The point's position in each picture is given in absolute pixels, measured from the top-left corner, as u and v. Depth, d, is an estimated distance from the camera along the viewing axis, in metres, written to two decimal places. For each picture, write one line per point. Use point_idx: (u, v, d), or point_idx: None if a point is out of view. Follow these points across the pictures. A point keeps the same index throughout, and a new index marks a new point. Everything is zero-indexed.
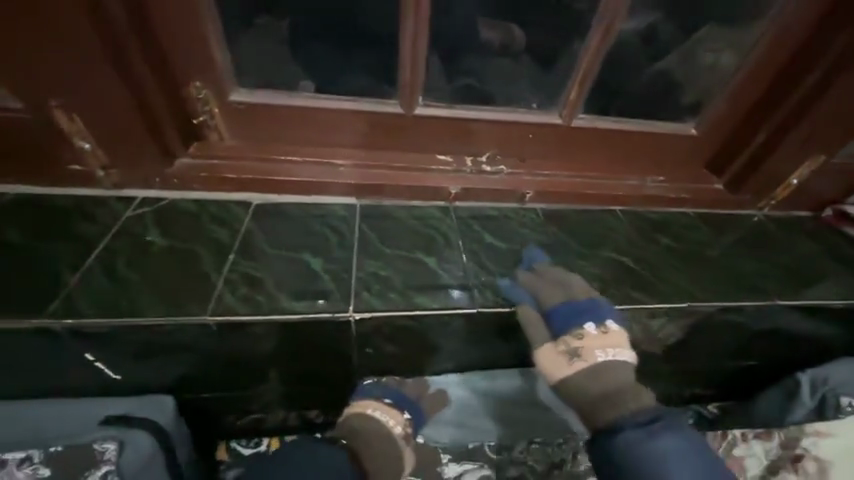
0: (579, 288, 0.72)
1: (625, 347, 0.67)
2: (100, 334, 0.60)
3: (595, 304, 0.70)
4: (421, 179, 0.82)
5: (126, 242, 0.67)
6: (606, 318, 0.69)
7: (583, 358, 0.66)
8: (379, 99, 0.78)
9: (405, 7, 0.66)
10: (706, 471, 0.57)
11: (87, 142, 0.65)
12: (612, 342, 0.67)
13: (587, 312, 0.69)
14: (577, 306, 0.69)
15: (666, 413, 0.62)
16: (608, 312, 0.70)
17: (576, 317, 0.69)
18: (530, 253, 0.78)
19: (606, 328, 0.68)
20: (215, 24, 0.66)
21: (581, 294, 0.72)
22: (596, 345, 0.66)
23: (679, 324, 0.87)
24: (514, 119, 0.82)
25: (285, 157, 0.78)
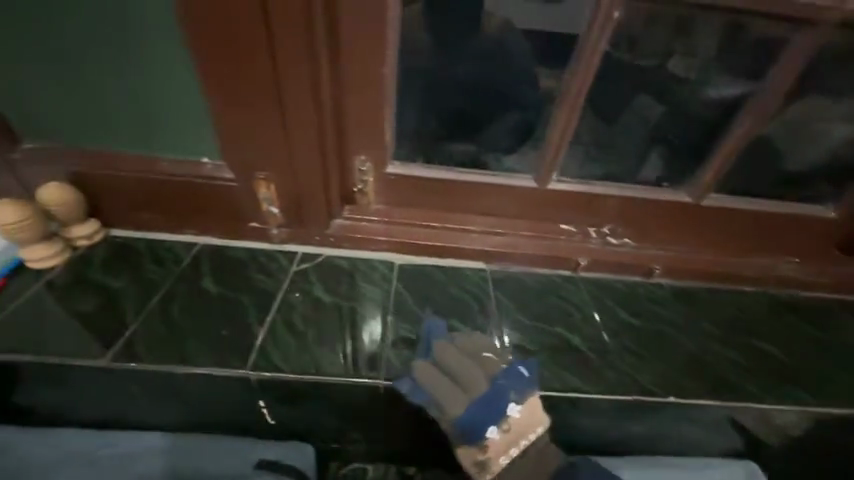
0: (482, 374, 0.61)
1: (538, 426, 0.60)
2: (287, 387, 0.67)
3: (498, 389, 0.59)
4: (550, 249, 0.85)
5: (302, 299, 0.74)
6: (509, 402, 0.59)
7: (496, 461, 0.58)
8: (517, 174, 0.82)
9: (563, 100, 0.72)
10: None
11: (275, 207, 0.75)
12: (521, 432, 0.59)
13: (497, 406, 0.59)
14: (482, 401, 0.59)
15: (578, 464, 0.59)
16: (511, 388, 0.59)
17: (486, 419, 0.58)
18: (429, 328, 0.69)
19: (511, 419, 0.59)
20: (390, 110, 0.72)
21: (480, 382, 0.60)
22: (501, 450, 0.58)
23: (828, 424, 0.80)
24: (644, 197, 0.83)
25: (427, 222, 0.84)
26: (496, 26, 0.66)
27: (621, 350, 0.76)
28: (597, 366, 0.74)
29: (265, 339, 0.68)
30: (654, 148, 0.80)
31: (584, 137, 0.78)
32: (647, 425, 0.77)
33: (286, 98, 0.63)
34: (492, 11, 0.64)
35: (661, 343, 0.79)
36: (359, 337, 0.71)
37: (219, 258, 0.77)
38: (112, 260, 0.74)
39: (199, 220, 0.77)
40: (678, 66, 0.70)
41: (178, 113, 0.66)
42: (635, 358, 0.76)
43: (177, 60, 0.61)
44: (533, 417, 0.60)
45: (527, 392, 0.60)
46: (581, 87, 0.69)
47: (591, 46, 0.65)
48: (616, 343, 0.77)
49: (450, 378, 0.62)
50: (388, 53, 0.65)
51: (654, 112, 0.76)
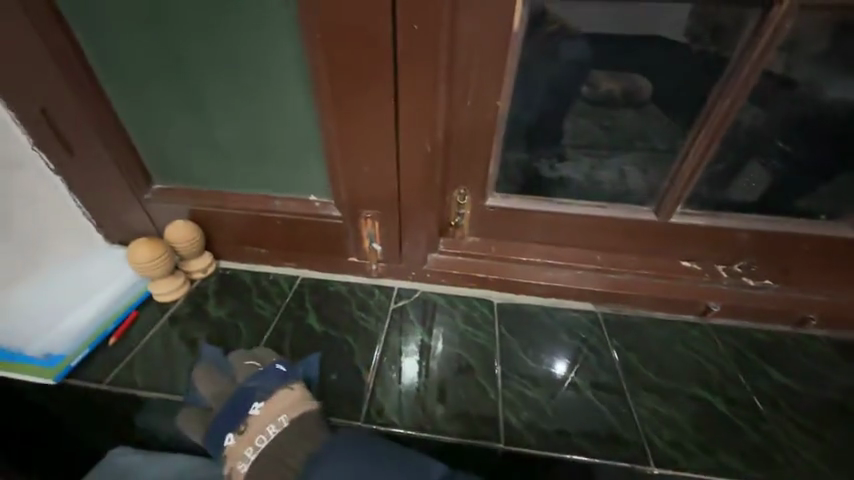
0: (205, 381, 0.63)
1: (290, 413, 0.56)
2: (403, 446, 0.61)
3: (243, 394, 0.59)
4: (672, 291, 0.75)
5: (402, 338, 0.72)
6: (252, 401, 0.57)
7: (238, 467, 0.53)
8: (632, 206, 0.73)
9: (701, 128, 0.63)
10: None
11: (377, 243, 0.74)
12: (262, 426, 0.55)
13: (237, 410, 0.57)
14: (230, 404, 0.58)
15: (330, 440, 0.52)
16: (253, 389, 0.59)
17: (237, 423, 0.56)
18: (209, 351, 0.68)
19: (251, 418, 0.56)
20: (498, 142, 0.68)
21: (227, 389, 0.62)
22: (239, 451, 0.54)
23: None
24: (794, 232, 0.70)
25: (529, 258, 0.77)
26: (555, 29, 0.58)
27: (781, 422, 0.63)
28: (758, 443, 0.61)
29: (373, 389, 0.66)
30: (814, 183, 0.67)
31: (727, 170, 0.67)
32: None
33: (401, 136, 0.62)
34: (556, 14, 0.56)
35: (831, 414, 0.64)
36: (430, 353, 0.70)
37: (321, 293, 0.78)
38: (225, 295, 0.78)
39: (301, 253, 0.79)
40: (813, 82, 0.58)
41: (295, 155, 0.68)
42: (805, 437, 0.62)
43: (301, 105, 0.62)
44: (293, 406, 0.57)
45: (275, 386, 0.59)
46: (728, 111, 0.60)
47: (749, 64, 0.56)
48: (779, 416, 0.64)
49: (210, 393, 0.62)
50: (505, 84, 0.61)
51: (779, 133, 0.63)
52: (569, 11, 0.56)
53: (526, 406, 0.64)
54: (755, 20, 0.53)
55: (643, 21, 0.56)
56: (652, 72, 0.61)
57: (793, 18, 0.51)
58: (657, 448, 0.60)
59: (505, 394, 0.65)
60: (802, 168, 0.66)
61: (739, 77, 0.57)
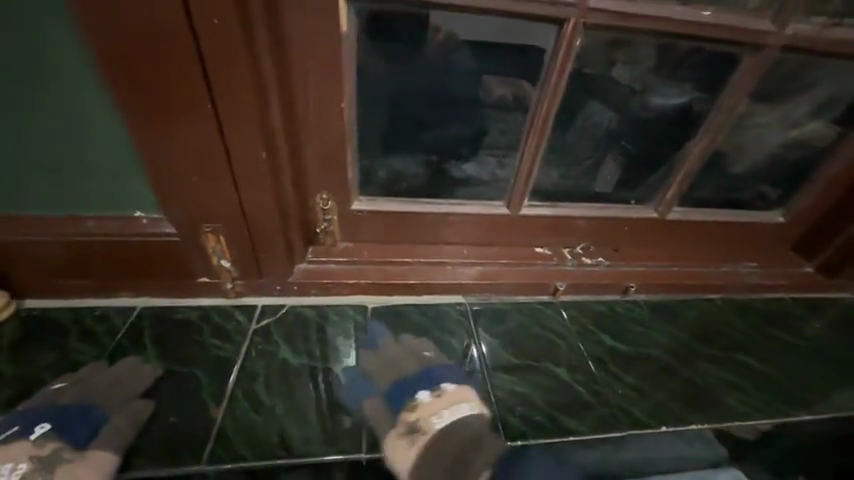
0: (415, 360, 0.70)
1: (468, 403, 0.63)
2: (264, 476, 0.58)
3: (441, 371, 0.68)
4: (528, 277, 0.82)
5: (265, 363, 0.67)
6: (445, 380, 0.66)
7: (409, 419, 0.62)
8: (485, 202, 0.79)
9: (531, 128, 0.70)
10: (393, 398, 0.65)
11: (227, 260, 0.67)
12: (432, 410, 0.62)
13: (432, 376, 0.67)
14: (418, 378, 0.66)
15: (443, 367, 0.68)
16: (448, 374, 0.67)
17: (419, 386, 0.65)
18: (373, 329, 0.73)
19: (443, 392, 0.64)
20: (351, 145, 0.67)
21: (413, 359, 0.70)
22: (414, 413, 0.62)
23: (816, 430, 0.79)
24: (612, 215, 0.83)
25: (400, 258, 0.78)
26: (441, 38, 0.60)
27: (610, 379, 0.74)
28: (590, 401, 0.71)
29: (223, 421, 0.61)
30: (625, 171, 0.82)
31: (548, 168, 0.78)
32: None
33: (232, 142, 0.55)
34: (437, 23, 0.59)
35: (642, 364, 0.78)
36: (327, 356, 0.70)
37: (168, 323, 0.69)
38: (31, 343, 0.65)
39: (136, 280, 0.68)
40: (604, 86, 0.70)
41: (106, 168, 0.57)
42: (627, 389, 0.74)
43: (99, 108, 0.52)
44: (463, 399, 0.63)
45: (458, 376, 0.68)
46: (548, 113, 0.68)
47: (555, 74, 0.64)
48: (605, 373, 0.75)
49: (402, 366, 0.69)
50: (346, 87, 0.60)
51: (587, 128, 0.75)
52: (453, 22, 0.59)
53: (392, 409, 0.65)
54: (554, 35, 0.61)
55: (520, 27, 0.60)
56: (483, 72, 0.66)
57: (580, 35, 0.60)
58: (510, 425, 0.66)
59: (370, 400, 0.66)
60: (609, 164, 0.80)
61: (549, 84, 0.65)
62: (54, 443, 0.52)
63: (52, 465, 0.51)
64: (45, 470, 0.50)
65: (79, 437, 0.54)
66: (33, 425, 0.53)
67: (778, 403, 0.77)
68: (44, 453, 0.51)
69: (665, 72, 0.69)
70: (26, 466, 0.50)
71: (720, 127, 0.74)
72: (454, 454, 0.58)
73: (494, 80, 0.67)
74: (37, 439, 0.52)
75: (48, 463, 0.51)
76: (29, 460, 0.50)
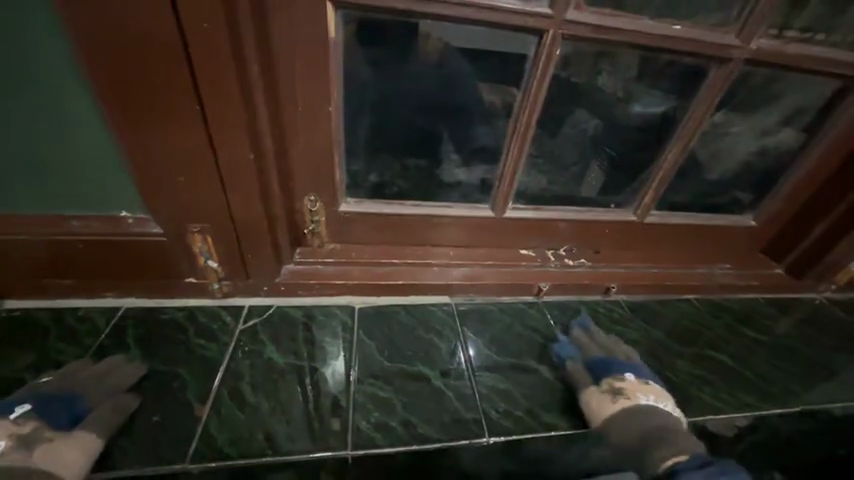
0: (623, 350, 0.76)
1: (664, 399, 0.67)
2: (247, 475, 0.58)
3: (635, 364, 0.73)
4: (513, 277, 0.84)
5: (251, 362, 0.67)
6: (648, 375, 0.71)
7: (614, 384, 0.67)
8: (471, 205, 0.81)
9: (514, 133, 0.73)
10: (595, 367, 0.71)
11: (214, 261, 0.67)
12: (639, 390, 0.66)
13: (631, 365, 0.72)
14: (627, 363, 0.72)
15: (636, 361, 0.74)
16: (647, 373, 0.72)
17: (620, 365, 0.71)
18: (583, 317, 0.83)
19: (648, 382, 0.69)
20: (338, 148, 0.69)
21: (626, 350, 0.77)
22: (626, 382, 0.67)
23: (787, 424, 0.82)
24: (593, 217, 0.86)
25: (387, 259, 0.80)
26: (432, 46, 0.63)
27: None
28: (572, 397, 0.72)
29: (207, 421, 0.61)
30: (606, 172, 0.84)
31: (531, 172, 0.81)
32: None
33: (219, 143, 0.56)
34: (429, 32, 0.61)
35: None
36: (315, 356, 0.70)
37: (153, 324, 0.69)
38: (10, 343, 0.64)
39: (119, 280, 0.67)
40: (583, 93, 0.73)
41: (90, 168, 0.57)
42: None
43: (85, 108, 0.53)
44: (657, 394, 0.67)
45: (651, 377, 0.71)
46: (530, 119, 0.70)
47: (536, 80, 0.66)
48: None
49: (610, 350, 0.76)
50: (334, 91, 0.62)
51: (566, 135, 0.78)
52: (446, 31, 0.61)
53: (377, 407, 0.66)
54: (534, 45, 0.64)
55: (504, 37, 0.62)
56: (465, 78, 0.68)
57: (559, 45, 0.63)
58: (493, 421, 0.67)
59: (356, 398, 0.67)
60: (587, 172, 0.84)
61: (531, 90, 0.67)
62: (35, 423, 0.52)
63: (32, 444, 0.50)
64: (25, 448, 0.49)
65: (60, 420, 0.54)
66: (14, 406, 0.53)
67: (750, 397, 0.81)
68: (25, 432, 0.51)
69: (640, 81, 0.72)
70: (5, 443, 0.48)
71: (692, 135, 0.78)
72: (653, 425, 0.61)
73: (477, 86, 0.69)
74: (17, 418, 0.52)
75: (28, 441, 0.50)
76: (9, 437, 0.49)
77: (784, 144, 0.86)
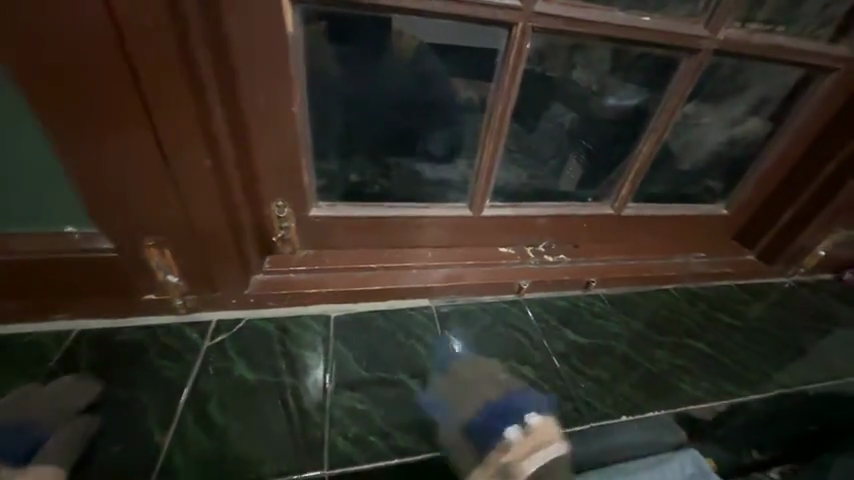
0: (492, 385, 0.66)
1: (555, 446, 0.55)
2: None
3: (514, 401, 0.63)
4: (493, 277, 0.83)
5: (219, 381, 0.63)
6: (528, 414, 0.60)
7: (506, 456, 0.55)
8: (448, 204, 0.79)
9: (488, 131, 0.71)
10: (485, 427, 0.60)
11: (174, 275, 0.63)
12: (526, 455, 0.54)
13: (505, 413, 0.61)
14: (497, 409, 0.62)
15: (514, 397, 0.64)
16: (526, 403, 0.63)
17: (496, 419, 0.60)
18: (445, 350, 0.72)
19: (530, 428, 0.57)
20: (306, 151, 0.65)
21: (491, 383, 0.67)
22: (517, 449, 0.55)
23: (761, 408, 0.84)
24: (571, 213, 0.85)
25: (363, 264, 0.76)
26: (404, 44, 0.60)
27: (571, 374, 0.76)
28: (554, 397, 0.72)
29: (170, 450, 0.57)
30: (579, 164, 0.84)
31: (507, 167, 0.79)
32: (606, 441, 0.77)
33: (171, 149, 0.52)
34: (399, 29, 0.58)
35: (601, 349, 0.80)
36: (288, 371, 0.67)
37: (110, 345, 0.64)
38: None
39: (69, 301, 0.62)
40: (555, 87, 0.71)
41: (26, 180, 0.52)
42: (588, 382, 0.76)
43: (12, 114, 0.47)
44: (541, 443, 0.55)
45: (524, 415, 0.61)
46: (504, 115, 0.69)
47: (508, 74, 0.64)
48: (567, 368, 0.77)
49: (466, 394, 0.65)
50: (296, 91, 0.58)
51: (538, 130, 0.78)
52: (417, 28, 0.59)
53: (355, 420, 0.64)
54: (505, 39, 0.62)
55: (475, 32, 0.60)
56: (439, 75, 0.66)
57: (530, 37, 0.61)
58: None
59: (332, 412, 0.64)
60: (564, 166, 0.84)
61: (504, 85, 0.65)
62: None
63: None
64: None
65: (17, 452, 0.54)
66: None
67: (727, 384, 0.82)
68: None
69: (611, 74, 0.72)
70: None
71: (665, 127, 0.78)
72: None
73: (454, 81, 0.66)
74: None
75: None
76: None
77: (752, 131, 0.87)
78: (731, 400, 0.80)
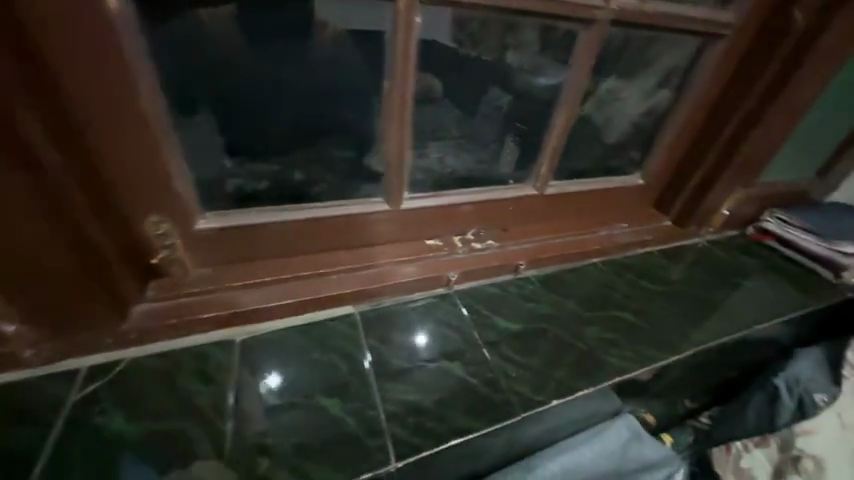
0: None
1: None
2: None
3: None
4: (421, 273, 0.78)
5: (91, 439, 0.53)
6: None
7: None
8: (363, 200, 0.73)
9: (391, 117, 0.65)
10: None
11: (8, 324, 0.50)
12: None
13: None
14: None
15: None
16: None
17: None
18: None
19: None
20: (172, 148, 0.56)
21: None
22: None
23: (684, 365, 0.88)
24: (495, 197, 0.83)
25: (271, 277, 0.69)
26: (329, 35, 0.58)
27: (503, 363, 0.73)
28: (484, 391, 0.69)
29: None
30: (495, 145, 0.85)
31: (418, 155, 0.75)
32: (544, 423, 0.76)
33: None
34: (323, 18, 0.56)
35: (532, 332, 0.79)
36: (182, 413, 0.57)
37: None
38: None
39: None
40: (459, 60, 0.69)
41: None
42: (519, 370, 0.73)
43: None
44: None
45: None
46: (403, 99, 0.63)
47: (400, 53, 0.59)
48: (499, 358, 0.74)
49: None
50: (139, 76, 0.49)
51: (443, 112, 0.75)
52: None
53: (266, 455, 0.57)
54: (392, 13, 0.55)
55: (367, 10, 0.56)
56: (336, 61, 0.61)
57: (418, 12, 0.56)
58: (401, 440, 0.61)
59: (233, 454, 0.56)
60: (479, 149, 0.85)
61: (398, 66, 0.60)
62: None
63: None
64: None
65: None
66: None
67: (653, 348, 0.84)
68: None
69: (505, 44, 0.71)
70: None
71: (574, 101, 0.77)
72: None
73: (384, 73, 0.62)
74: None
75: None
76: None
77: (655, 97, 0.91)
78: (661, 365, 0.81)
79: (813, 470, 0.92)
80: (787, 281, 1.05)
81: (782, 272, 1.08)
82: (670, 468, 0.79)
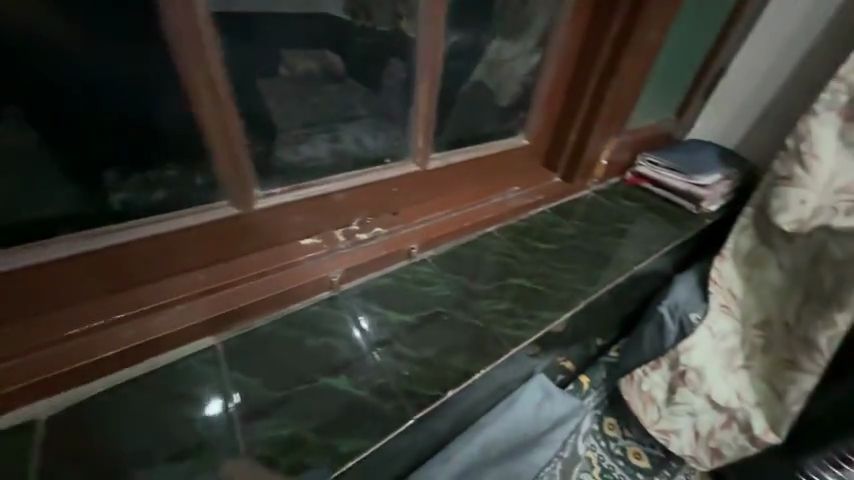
0: None
1: None
2: None
3: None
4: (296, 278, 0.68)
5: None
6: None
7: None
8: (202, 207, 0.59)
9: (198, 93, 0.51)
10: None
11: None
12: None
13: None
14: None
15: None
16: None
17: None
18: None
19: None
20: None
21: None
22: None
23: (580, 316, 0.91)
24: (374, 179, 0.75)
25: (84, 326, 0.52)
26: None
27: (396, 362, 0.68)
28: (371, 403, 0.63)
29: None
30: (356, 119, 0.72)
31: (261, 147, 0.62)
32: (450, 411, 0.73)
33: None
34: None
35: (428, 319, 0.74)
36: None
37: None
38: None
39: None
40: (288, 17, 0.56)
41: None
42: (414, 365, 0.68)
43: None
44: None
45: None
46: (207, 67, 0.49)
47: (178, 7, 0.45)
48: (391, 357, 0.68)
49: None
50: None
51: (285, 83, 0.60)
52: None
53: None
54: None
55: None
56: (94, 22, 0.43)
57: None
58: None
59: None
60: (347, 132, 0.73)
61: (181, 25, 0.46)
62: None
63: None
64: None
65: None
66: None
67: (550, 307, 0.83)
68: None
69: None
70: None
71: (434, 64, 0.71)
72: None
73: (275, 69, 0.59)
74: None
75: None
76: None
77: (527, 51, 0.87)
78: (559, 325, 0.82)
79: (697, 379, 1.03)
80: (662, 218, 1.13)
81: (657, 210, 1.17)
82: (577, 420, 0.81)
